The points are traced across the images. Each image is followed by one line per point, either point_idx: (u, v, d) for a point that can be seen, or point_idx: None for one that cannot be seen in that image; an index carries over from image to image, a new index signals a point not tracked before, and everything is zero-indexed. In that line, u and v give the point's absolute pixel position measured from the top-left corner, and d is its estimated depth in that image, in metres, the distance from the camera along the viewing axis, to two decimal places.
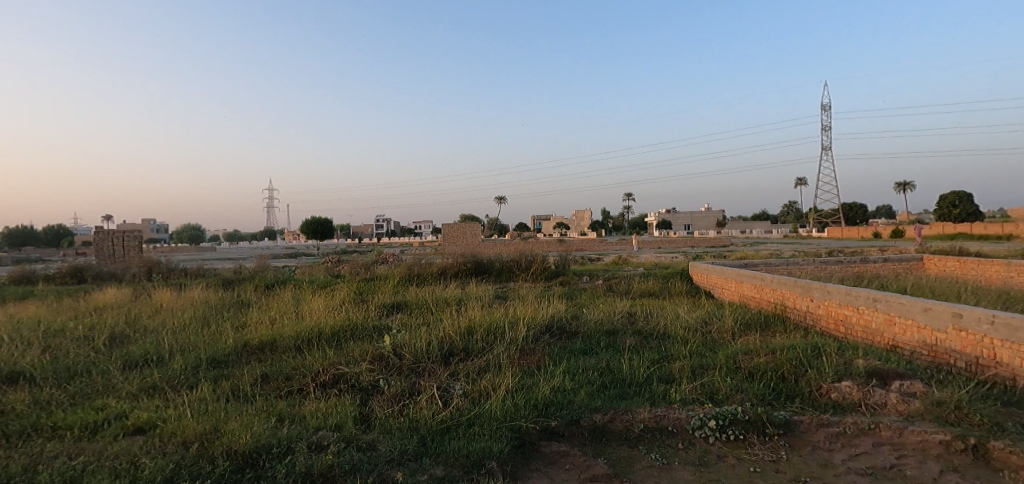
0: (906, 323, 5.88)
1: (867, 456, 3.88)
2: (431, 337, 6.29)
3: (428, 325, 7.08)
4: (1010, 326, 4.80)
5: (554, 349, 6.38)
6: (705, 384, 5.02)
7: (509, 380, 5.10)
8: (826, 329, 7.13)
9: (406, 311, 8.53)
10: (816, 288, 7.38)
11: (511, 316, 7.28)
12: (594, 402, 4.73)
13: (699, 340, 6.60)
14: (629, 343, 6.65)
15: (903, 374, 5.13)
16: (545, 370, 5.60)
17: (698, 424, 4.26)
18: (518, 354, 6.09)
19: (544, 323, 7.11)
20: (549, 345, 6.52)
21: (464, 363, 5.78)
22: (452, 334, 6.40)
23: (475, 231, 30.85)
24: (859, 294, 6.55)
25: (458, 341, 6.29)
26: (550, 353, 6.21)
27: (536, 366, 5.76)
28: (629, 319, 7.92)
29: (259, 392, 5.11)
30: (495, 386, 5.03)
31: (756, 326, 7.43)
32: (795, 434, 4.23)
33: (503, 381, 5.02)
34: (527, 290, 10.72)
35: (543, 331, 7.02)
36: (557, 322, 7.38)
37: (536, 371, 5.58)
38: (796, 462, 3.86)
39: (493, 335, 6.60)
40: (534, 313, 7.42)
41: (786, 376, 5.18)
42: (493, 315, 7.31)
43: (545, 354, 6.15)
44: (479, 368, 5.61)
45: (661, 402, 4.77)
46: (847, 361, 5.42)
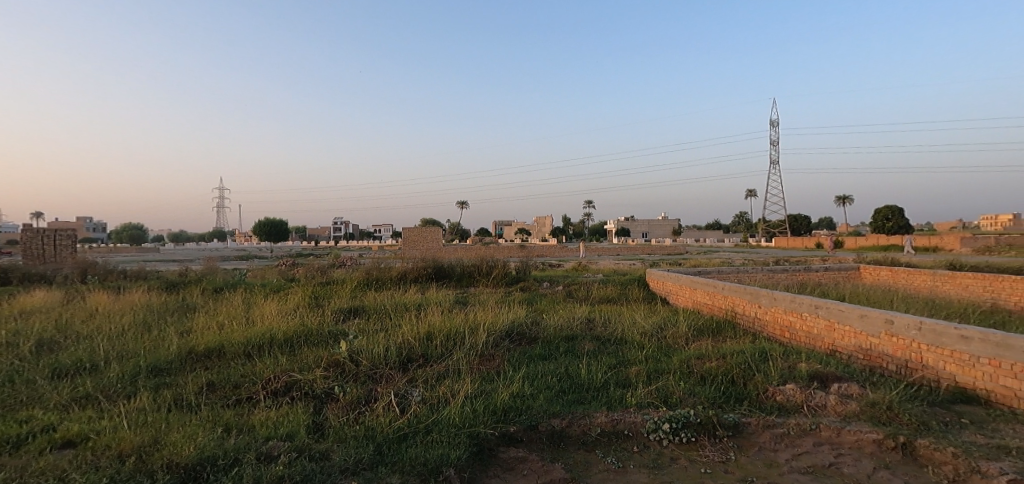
0: (844, 329, 6.21)
1: (809, 455, 4.06)
2: (390, 342, 6.24)
3: (387, 330, 7.02)
4: (935, 331, 5.17)
5: (515, 354, 6.43)
6: (661, 388, 5.17)
7: (468, 386, 5.11)
8: (772, 335, 7.44)
9: (364, 317, 8.40)
10: (764, 295, 7.68)
11: (471, 321, 7.29)
12: (553, 407, 4.80)
13: (655, 346, 6.76)
14: (587, 348, 6.78)
15: (841, 376, 5.41)
16: (504, 376, 5.63)
17: (653, 427, 4.39)
18: (479, 359, 6.12)
19: (504, 329, 7.15)
20: (509, 351, 6.58)
21: (423, 369, 5.75)
22: (412, 340, 6.37)
23: (434, 235, 30.80)
24: (802, 301, 6.87)
25: (418, 346, 6.27)
26: (510, 358, 6.27)
27: (496, 372, 5.79)
28: (588, 324, 8.06)
29: (204, 400, 4.94)
30: (454, 392, 5.03)
31: (708, 332, 7.67)
32: (743, 435, 4.40)
33: (462, 388, 5.02)
34: (488, 296, 10.70)
35: (504, 336, 7.06)
36: (518, 327, 7.43)
37: (496, 377, 5.60)
38: (744, 463, 4.00)
39: (453, 341, 6.60)
40: (493, 319, 7.44)
41: (735, 380, 5.39)
42: (453, 320, 7.29)
43: (506, 360, 6.18)
44: (438, 374, 5.59)
45: (617, 406, 4.88)
46: (790, 364, 5.70)
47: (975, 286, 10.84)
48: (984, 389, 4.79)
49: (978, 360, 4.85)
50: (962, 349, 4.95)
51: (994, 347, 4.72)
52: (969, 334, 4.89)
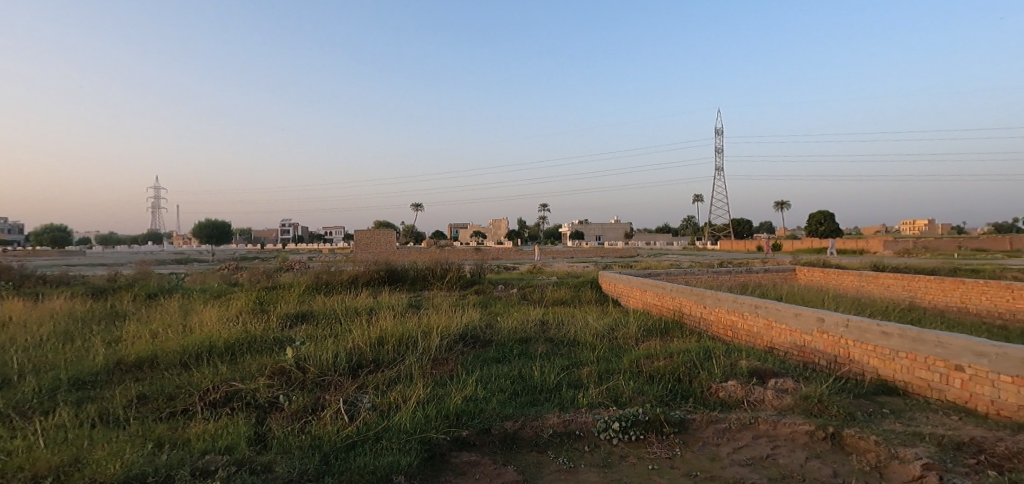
0: (780, 327, 6.53)
1: (748, 448, 4.24)
2: (338, 348, 6.10)
3: (335, 336, 6.86)
4: (860, 328, 5.52)
5: (468, 358, 6.42)
6: (611, 388, 5.28)
7: (419, 391, 5.06)
8: (716, 334, 7.74)
9: (312, 322, 8.18)
10: (708, 295, 7.98)
11: (423, 325, 7.23)
12: (506, 410, 4.83)
13: (606, 347, 6.90)
14: (541, 350, 6.85)
15: (778, 372, 5.68)
16: (457, 379, 5.62)
17: (603, 426, 4.48)
18: (431, 363, 6.07)
19: (458, 332, 7.12)
20: (463, 354, 6.56)
21: (374, 374, 5.66)
22: (362, 345, 6.26)
23: (386, 237, 30.33)
24: (743, 301, 7.18)
25: (368, 351, 6.16)
26: (463, 362, 6.25)
27: (448, 376, 5.77)
28: (541, 327, 8.13)
29: (134, 414, 4.69)
30: (406, 397, 4.98)
31: (657, 332, 7.90)
32: (688, 431, 4.55)
33: (414, 393, 4.97)
34: (441, 299, 10.62)
35: (457, 340, 7.04)
36: (471, 331, 7.42)
37: (448, 381, 5.58)
38: (689, 458, 4.14)
39: (405, 345, 6.52)
40: (447, 322, 7.40)
41: (681, 378, 5.57)
42: (405, 324, 7.21)
43: (459, 364, 6.16)
44: (389, 379, 5.52)
45: (569, 406, 4.95)
46: (732, 362, 5.94)
47: (896, 286, 11.62)
48: (903, 381, 5.14)
49: (897, 354, 5.22)
50: (884, 344, 5.31)
51: (911, 342, 5.08)
52: (889, 330, 5.25)
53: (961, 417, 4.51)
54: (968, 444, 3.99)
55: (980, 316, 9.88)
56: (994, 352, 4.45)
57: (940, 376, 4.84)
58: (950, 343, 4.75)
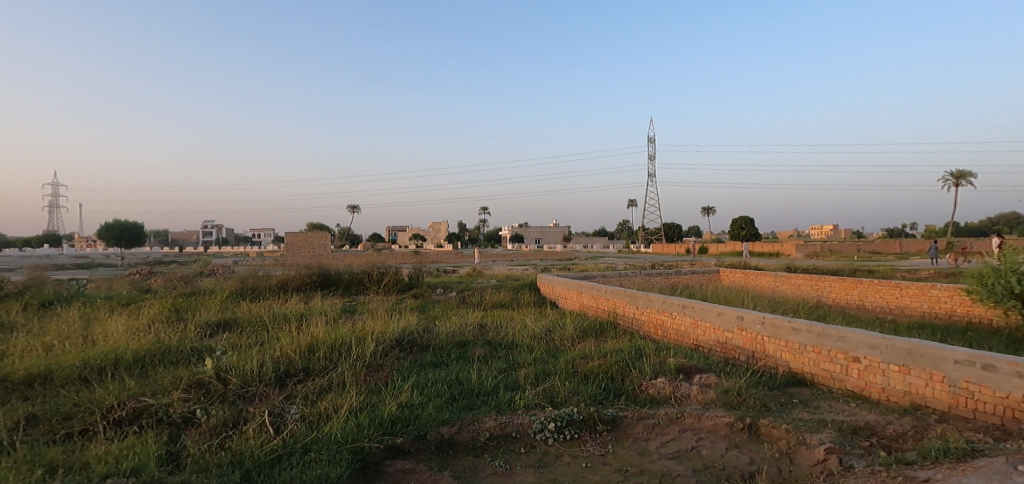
0: (705, 325, 6.88)
1: (675, 442, 4.44)
2: (264, 357, 5.85)
3: (261, 345, 6.58)
4: (775, 325, 5.92)
5: (404, 363, 6.34)
6: (547, 389, 5.38)
7: (352, 399, 4.94)
8: (647, 333, 8.04)
9: (234, 330, 7.79)
10: (640, 296, 8.28)
11: (357, 330, 7.06)
12: (442, 415, 4.81)
13: (543, 348, 7.01)
14: (478, 353, 6.86)
15: (703, 368, 5.98)
16: (393, 386, 5.53)
17: (539, 427, 4.55)
18: (365, 370, 5.95)
19: (394, 337, 7.01)
20: (398, 360, 6.47)
21: (303, 384, 5.47)
22: (290, 353, 6.04)
23: (320, 240, 29.36)
24: (672, 301, 7.50)
25: (297, 360, 5.95)
26: (399, 367, 6.16)
27: (383, 382, 5.67)
28: (480, 330, 8.15)
29: (23, 438, 4.29)
30: (337, 406, 4.85)
31: (593, 333, 8.11)
32: (620, 428, 4.71)
33: (346, 402, 4.85)
34: (376, 304, 10.39)
35: (393, 345, 6.93)
36: (408, 335, 7.32)
37: (383, 387, 5.49)
38: (620, 454, 4.28)
39: (338, 351, 6.35)
40: (382, 327, 7.27)
41: (614, 377, 5.75)
42: (338, 330, 7.01)
43: (394, 369, 6.07)
44: (320, 388, 5.35)
45: (506, 409, 5.00)
46: (661, 360, 6.20)
47: (807, 286, 12.51)
48: (811, 373, 5.56)
49: (805, 348, 5.63)
50: (794, 339, 5.72)
51: (817, 336, 5.51)
52: (799, 326, 5.67)
53: (858, 404, 4.93)
54: (864, 428, 4.36)
55: (875, 312, 10.82)
56: (885, 345, 4.92)
57: (841, 368, 5.28)
58: (850, 337, 5.19)
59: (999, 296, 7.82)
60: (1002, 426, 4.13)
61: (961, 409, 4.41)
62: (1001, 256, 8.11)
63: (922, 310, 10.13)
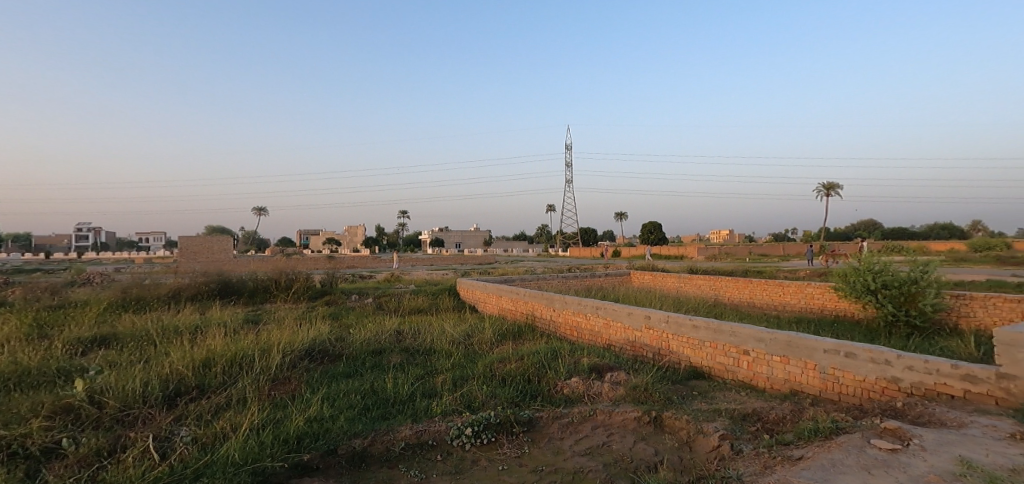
0: (616, 325, 7.19)
1: (587, 439, 4.60)
2: (148, 376, 5.38)
3: (147, 362, 6.05)
4: (678, 323, 6.31)
5: (314, 374, 6.09)
6: (464, 394, 5.38)
7: (253, 416, 4.68)
8: (562, 334, 8.27)
9: (114, 347, 7.09)
10: (557, 299, 8.50)
11: (262, 342, 6.69)
12: (354, 427, 4.67)
13: (461, 353, 7.01)
14: (394, 360, 6.74)
15: (614, 366, 6.25)
16: (301, 399, 5.30)
17: (456, 433, 4.54)
18: (270, 384, 5.66)
19: (303, 347, 6.72)
20: (308, 371, 6.21)
21: (195, 403, 5.10)
22: (183, 369, 5.60)
23: (222, 245, 27.47)
24: (586, 303, 7.78)
25: (190, 377, 5.54)
26: (308, 379, 5.92)
27: (290, 396, 5.42)
28: (396, 337, 7.99)
29: None
30: (235, 425, 4.57)
31: (511, 336, 8.22)
32: (536, 429, 4.81)
33: (246, 419, 4.58)
34: (284, 313, 9.89)
35: (302, 356, 6.64)
36: (318, 345, 7.05)
37: (289, 402, 5.24)
38: (536, 455, 4.37)
39: (239, 366, 5.98)
40: (291, 338, 6.94)
41: (531, 378, 5.86)
42: (239, 342, 6.61)
43: (303, 382, 5.83)
44: (216, 407, 5.01)
45: (422, 416, 4.95)
46: (575, 360, 6.41)
47: (706, 286, 13.42)
48: (708, 366, 5.98)
49: (703, 343, 6.05)
50: (694, 335, 6.13)
51: (713, 332, 5.94)
52: (698, 324, 6.09)
53: (747, 392, 5.37)
54: (753, 414, 4.75)
55: (762, 308, 11.80)
56: (769, 337, 5.41)
57: (733, 360, 5.72)
58: (741, 332, 5.65)
59: (858, 292, 8.80)
60: (860, 405, 4.71)
61: (829, 392, 4.95)
62: (860, 256, 9.15)
63: (800, 306, 11.18)
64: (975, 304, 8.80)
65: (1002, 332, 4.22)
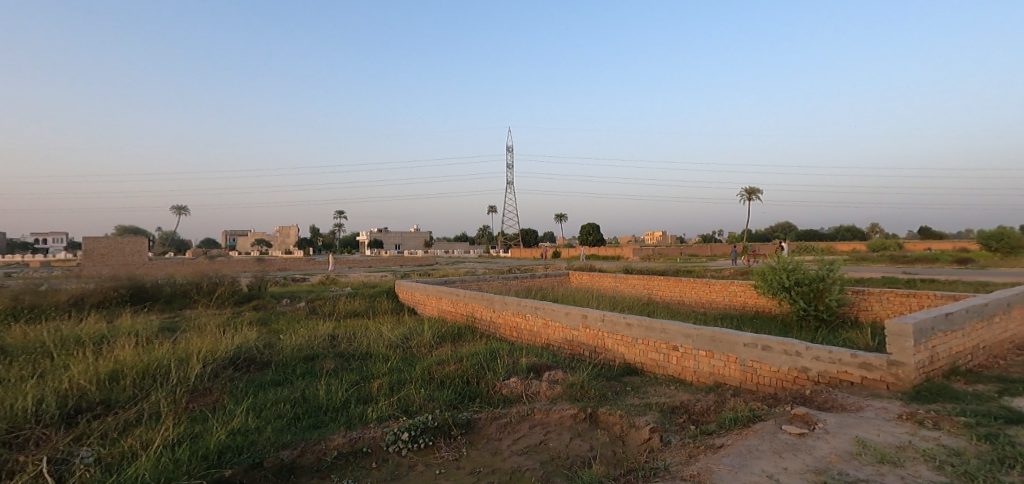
0: (554, 325, 7.32)
1: (525, 438, 4.65)
2: (45, 393, 4.94)
3: (45, 377, 5.55)
4: (613, 322, 6.50)
5: (238, 384, 5.82)
6: (401, 399, 5.31)
7: (167, 431, 4.41)
8: (502, 335, 8.33)
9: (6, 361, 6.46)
10: (496, 300, 8.54)
11: (181, 351, 6.31)
12: (282, 438, 4.50)
13: (399, 357, 6.91)
14: (328, 366, 6.55)
15: (551, 365, 6.35)
16: (222, 411, 5.05)
17: (392, 439, 4.47)
18: (189, 396, 5.35)
19: (227, 356, 6.40)
20: (232, 381, 5.92)
21: (101, 420, 4.73)
22: (87, 384, 5.18)
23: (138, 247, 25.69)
24: (525, 303, 7.86)
25: (96, 392, 5.13)
26: (231, 390, 5.65)
27: (211, 409, 5.16)
28: (330, 341, 7.76)
29: None
30: (146, 443, 4.27)
31: (450, 338, 8.18)
32: (474, 431, 4.81)
33: (160, 435, 4.31)
34: (206, 319, 9.36)
35: (226, 365, 6.32)
36: (244, 353, 6.74)
37: (210, 414, 4.97)
38: (473, 457, 4.37)
39: (153, 379, 5.61)
40: (213, 346, 6.59)
41: (470, 380, 5.87)
42: (153, 352, 6.20)
43: (225, 393, 5.56)
44: (124, 423, 4.67)
45: (356, 424, 4.84)
46: (514, 360, 6.46)
47: (640, 285, 13.89)
48: (641, 362, 6.20)
49: (636, 340, 6.26)
50: (628, 333, 6.33)
51: (646, 330, 6.16)
52: (632, 322, 6.30)
53: (676, 386, 5.61)
54: (681, 406, 4.97)
55: (691, 306, 12.35)
56: (696, 333, 5.67)
57: (664, 356, 5.96)
58: (670, 329, 5.90)
59: (774, 289, 9.38)
60: (776, 394, 5.03)
61: (749, 383, 5.25)
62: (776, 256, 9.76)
63: (725, 303, 11.78)
64: (872, 299, 9.62)
65: (892, 323, 4.67)
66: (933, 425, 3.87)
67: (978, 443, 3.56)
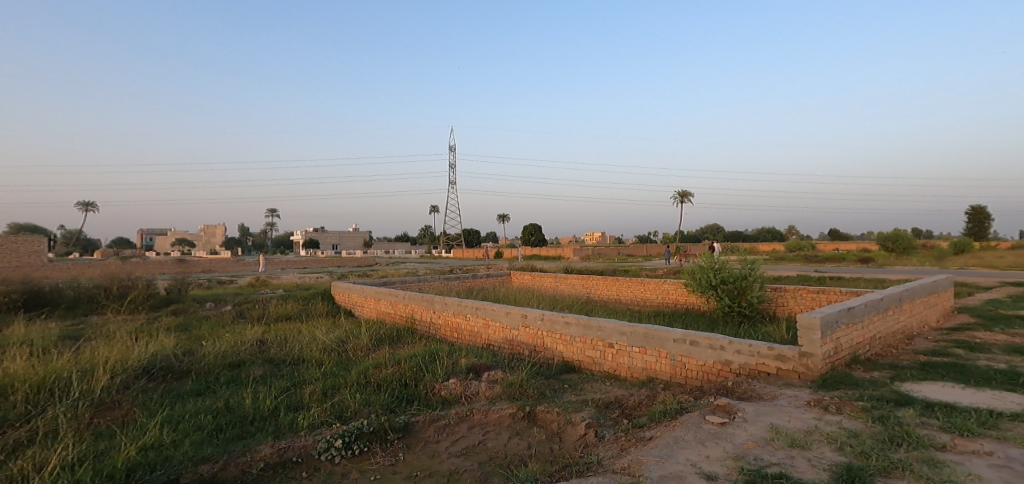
0: (494, 325, 7.35)
1: (463, 439, 4.64)
2: None
3: None
4: (552, 321, 6.60)
5: (153, 396, 5.47)
6: (335, 404, 5.17)
7: (66, 450, 4.07)
8: (443, 336, 8.28)
9: None
10: (436, 301, 8.47)
11: (86, 363, 5.85)
12: (201, 452, 4.27)
13: (333, 361, 6.72)
14: (256, 373, 6.28)
15: (491, 365, 6.38)
16: (133, 426, 4.72)
17: (325, 446, 4.34)
18: (95, 410, 4.97)
19: (139, 366, 6.00)
20: (146, 393, 5.55)
21: None
22: None
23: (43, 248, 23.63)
24: (465, 304, 7.85)
25: None
26: (144, 402, 5.30)
27: (119, 423, 4.81)
28: (259, 347, 7.44)
29: None
30: (40, 464, 3.92)
31: (388, 340, 8.04)
32: (411, 434, 4.75)
33: (58, 455, 3.97)
34: (117, 326, 8.73)
35: (138, 376, 5.92)
36: (160, 362, 6.34)
37: (118, 430, 4.64)
38: (410, 460, 4.31)
39: (52, 393, 5.16)
40: (123, 355, 6.15)
41: (408, 382, 5.80)
42: (53, 364, 5.71)
43: (137, 405, 5.20)
44: (16, 443, 4.27)
45: (285, 432, 4.66)
46: (454, 361, 6.44)
47: (580, 285, 14.17)
48: (578, 360, 6.34)
49: (574, 339, 6.39)
50: (566, 332, 6.45)
51: (583, 328, 6.31)
52: (570, 320, 6.42)
53: (611, 382, 5.77)
54: (615, 402, 5.12)
55: (627, 304, 12.73)
56: (630, 330, 5.86)
57: (600, 353, 6.12)
58: (606, 326, 6.07)
59: (704, 287, 9.79)
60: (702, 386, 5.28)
61: (678, 377, 5.48)
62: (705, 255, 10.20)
63: (659, 301, 12.23)
64: (788, 295, 10.29)
65: (802, 317, 5.01)
66: (836, 410, 4.19)
67: (873, 425, 3.88)
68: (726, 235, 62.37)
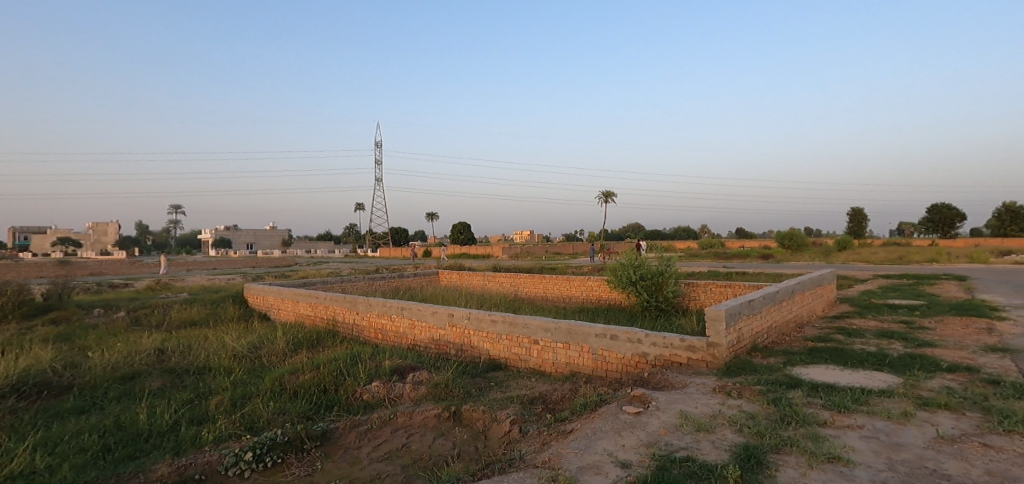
0: (421, 325, 7.25)
1: (386, 443, 4.55)
2: None
3: None
4: (479, 320, 6.60)
5: (26, 417, 4.93)
6: (246, 415, 4.91)
7: None
8: (367, 338, 8.07)
9: None
10: (360, 302, 8.23)
11: None
12: (85, 475, 3.90)
13: (244, 369, 6.37)
14: (154, 386, 5.83)
15: (416, 366, 6.29)
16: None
17: (233, 460, 4.09)
18: None
19: (7, 385, 5.38)
20: (17, 414, 5.00)
21: None
22: None
23: None
24: (391, 304, 7.69)
25: None
26: (14, 424, 4.76)
27: None
28: (158, 357, 6.90)
29: None
30: None
31: (307, 344, 7.72)
32: (330, 442, 4.60)
33: None
34: None
35: (6, 395, 5.30)
36: (35, 379, 5.73)
37: None
38: (329, 469, 4.16)
39: None
40: None
41: (327, 388, 5.61)
42: None
43: (4, 428, 4.67)
44: None
45: (187, 448, 4.36)
46: (377, 363, 6.29)
47: (507, 283, 14.28)
48: (505, 358, 6.39)
49: (500, 336, 6.43)
50: (493, 330, 6.48)
51: (509, 325, 6.37)
52: (497, 318, 6.46)
53: (537, 378, 5.87)
54: (539, 397, 5.21)
55: (553, 302, 12.98)
56: (554, 327, 5.98)
57: (525, 350, 6.20)
58: (532, 324, 6.16)
59: (624, 283, 10.11)
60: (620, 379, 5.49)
61: (600, 371, 5.66)
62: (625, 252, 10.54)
63: (583, 298, 12.57)
64: (699, 289, 10.90)
65: (709, 309, 5.33)
66: (737, 394, 4.49)
67: (767, 406, 4.20)
68: (646, 234, 65.13)
